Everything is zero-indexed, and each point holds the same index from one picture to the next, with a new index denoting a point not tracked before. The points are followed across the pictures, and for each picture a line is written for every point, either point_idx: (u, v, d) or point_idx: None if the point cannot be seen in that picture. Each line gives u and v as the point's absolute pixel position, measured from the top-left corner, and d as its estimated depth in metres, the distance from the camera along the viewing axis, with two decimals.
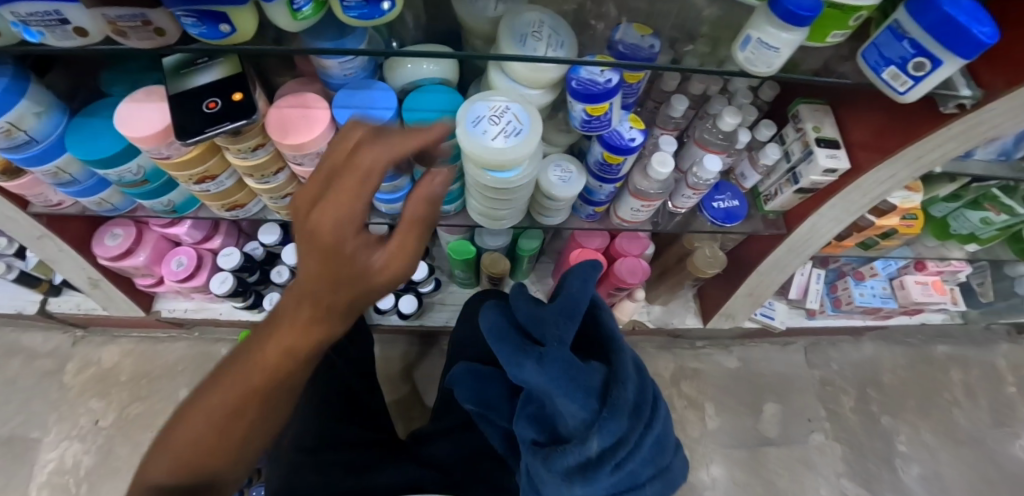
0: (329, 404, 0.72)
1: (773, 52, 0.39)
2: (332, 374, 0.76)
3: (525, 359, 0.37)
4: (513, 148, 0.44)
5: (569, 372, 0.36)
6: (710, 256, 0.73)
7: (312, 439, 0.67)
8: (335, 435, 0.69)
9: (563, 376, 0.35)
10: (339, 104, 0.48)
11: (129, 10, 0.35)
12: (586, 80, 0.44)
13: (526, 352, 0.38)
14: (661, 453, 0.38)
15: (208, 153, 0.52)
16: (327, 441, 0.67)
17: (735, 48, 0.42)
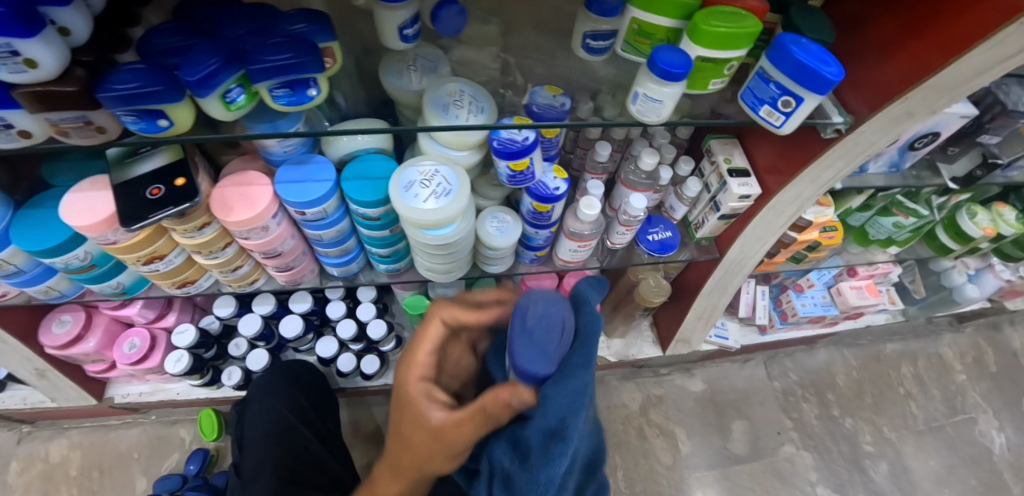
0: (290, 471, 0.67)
1: (659, 104, 0.44)
2: (288, 434, 0.73)
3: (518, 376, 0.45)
4: (445, 207, 0.47)
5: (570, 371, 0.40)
6: (655, 286, 0.78)
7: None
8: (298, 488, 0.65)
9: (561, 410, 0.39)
10: (281, 179, 0.50)
11: (70, 113, 0.37)
12: (506, 140, 0.49)
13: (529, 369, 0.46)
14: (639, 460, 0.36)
15: (156, 235, 0.53)
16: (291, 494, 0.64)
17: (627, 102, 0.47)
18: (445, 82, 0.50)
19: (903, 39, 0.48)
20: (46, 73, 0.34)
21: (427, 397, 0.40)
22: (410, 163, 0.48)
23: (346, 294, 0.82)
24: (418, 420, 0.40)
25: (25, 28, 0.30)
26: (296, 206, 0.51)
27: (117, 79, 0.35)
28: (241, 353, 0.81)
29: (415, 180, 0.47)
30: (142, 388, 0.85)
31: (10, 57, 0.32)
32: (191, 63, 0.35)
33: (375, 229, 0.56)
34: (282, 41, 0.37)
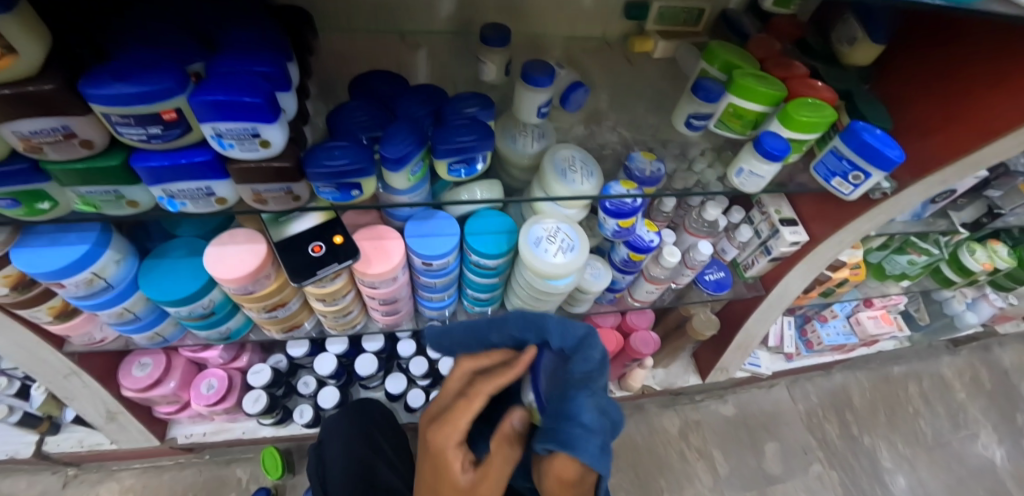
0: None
1: (761, 178, 0.52)
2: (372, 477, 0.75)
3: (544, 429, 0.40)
4: (569, 260, 0.53)
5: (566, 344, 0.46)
6: (706, 319, 0.85)
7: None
8: None
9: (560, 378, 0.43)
10: (412, 234, 0.55)
11: (278, 184, 0.41)
12: (616, 200, 0.56)
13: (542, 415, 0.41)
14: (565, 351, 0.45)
15: (284, 283, 0.56)
16: None
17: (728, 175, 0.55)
18: (559, 149, 0.57)
19: (941, 120, 0.55)
20: (272, 151, 0.39)
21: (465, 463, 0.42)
22: (535, 221, 0.54)
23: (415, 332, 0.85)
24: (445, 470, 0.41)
25: (268, 113, 0.35)
26: (424, 258, 0.56)
27: (329, 158, 0.40)
28: (309, 392, 0.83)
29: (541, 237, 0.54)
30: (205, 429, 0.84)
31: (250, 139, 0.37)
32: (395, 144, 0.41)
33: (485, 276, 0.61)
34: (465, 124, 0.43)
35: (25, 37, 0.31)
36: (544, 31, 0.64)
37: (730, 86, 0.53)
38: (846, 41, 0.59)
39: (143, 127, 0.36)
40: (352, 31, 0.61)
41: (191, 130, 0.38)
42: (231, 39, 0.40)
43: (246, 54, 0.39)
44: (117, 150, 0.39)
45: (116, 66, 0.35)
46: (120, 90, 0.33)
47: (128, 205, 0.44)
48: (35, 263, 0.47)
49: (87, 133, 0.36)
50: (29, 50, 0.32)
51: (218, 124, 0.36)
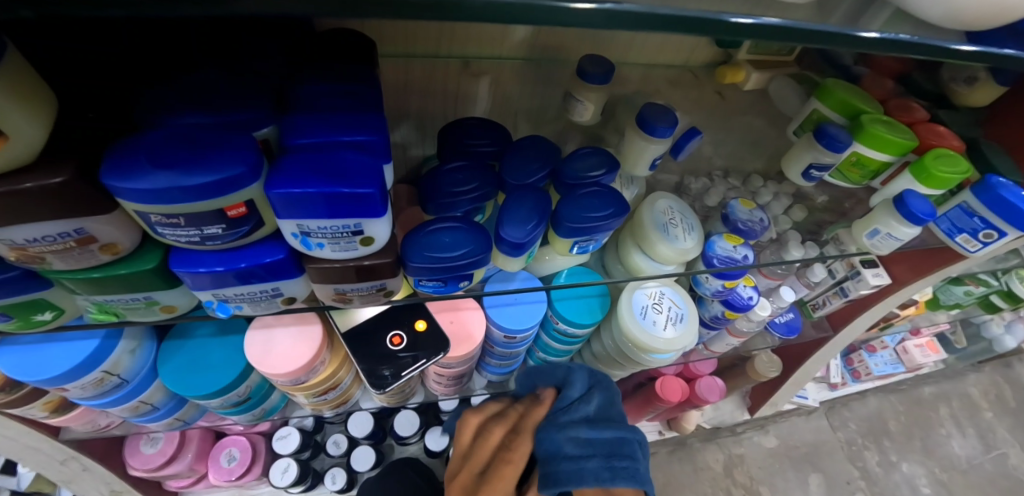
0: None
1: (898, 241, 0.47)
2: None
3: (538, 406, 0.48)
4: (680, 333, 0.47)
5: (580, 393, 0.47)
6: (768, 360, 0.80)
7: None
8: None
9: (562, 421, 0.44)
10: (492, 304, 0.47)
11: (370, 283, 0.32)
12: (724, 257, 0.49)
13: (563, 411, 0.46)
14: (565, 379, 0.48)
15: (339, 364, 0.47)
16: None
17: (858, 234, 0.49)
18: (656, 199, 0.50)
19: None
20: (373, 248, 0.30)
21: None
22: (637, 288, 0.48)
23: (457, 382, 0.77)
24: None
25: (378, 206, 0.27)
26: (507, 330, 0.48)
27: (437, 246, 0.32)
28: (341, 452, 0.73)
29: (647, 306, 0.48)
30: None
31: (348, 237, 0.28)
32: (517, 226, 0.33)
33: (567, 343, 0.53)
34: (595, 194, 0.36)
35: (17, 111, 0.22)
36: (623, 59, 0.56)
37: (858, 133, 0.47)
38: (962, 80, 0.53)
39: (197, 227, 0.27)
40: (407, 58, 0.51)
41: (263, 224, 0.28)
42: (303, 96, 0.31)
43: (329, 119, 0.30)
44: (150, 248, 0.29)
45: (155, 144, 0.26)
46: (166, 183, 0.24)
47: (162, 310, 0.34)
48: (29, 369, 0.37)
49: (108, 235, 0.27)
50: (19, 128, 0.22)
51: (307, 221, 0.27)
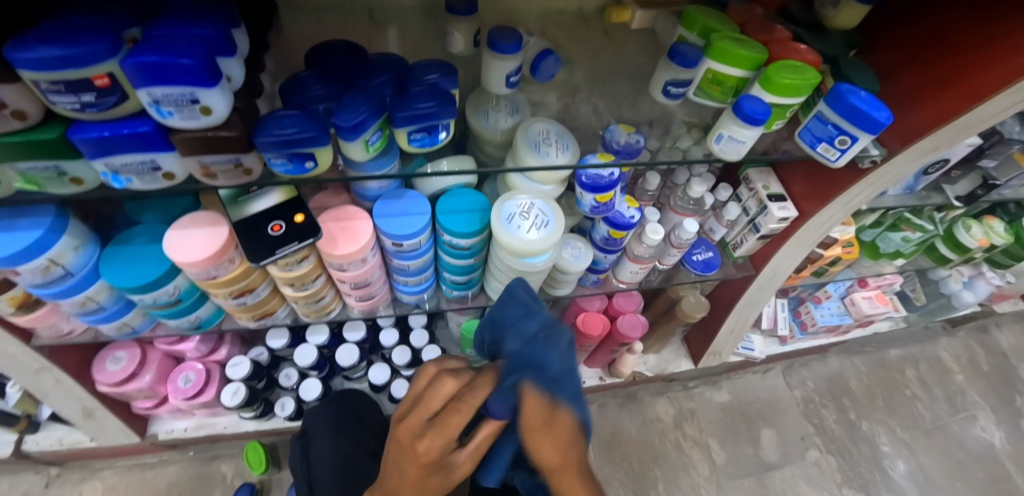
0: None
1: (742, 144, 0.52)
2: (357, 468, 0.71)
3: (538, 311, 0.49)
4: (544, 237, 0.51)
5: (542, 330, 0.45)
6: (696, 302, 0.80)
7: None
8: None
9: (544, 345, 0.43)
10: (380, 214, 0.52)
11: (225, 156, 0.39)
12: (593, 175, 0.54)
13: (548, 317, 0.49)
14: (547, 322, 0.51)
15: (250, 268, 0.53)
16: None
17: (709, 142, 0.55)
18: (533, 122, 0.54)
19: (937, 88, 0.52)
20: (216, 119, 0.37)
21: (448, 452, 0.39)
22: (508, 197, 0.52)
23: (397, 320, 0.77)
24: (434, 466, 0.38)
25: (205, 77, 0.33)
26: (393, 238, 0.52)
27: (279, 126, 0.38)
28: (292, 383, 0.79)
29: (514, 213, 0.52)
30: (185, 424, 0.81)
31: (189, 105, 0.35)
32: (348, 112, 0.39)
33: (460, 258, 0.57)
34: (424, 92, 0.42)
35: None
36: None
37: (707, 50, 0.50)
38: (830, 4, 0.57)
39: (76, 94, 0.33)
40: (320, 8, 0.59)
41: (129, 98, 0.35)
42: (175, 6, 0.38)
43: (190, 18, 0.36)
44: (57, 122, 0.37)
45: (46, 31, 0.33)
46: (44, 53, 0.30)
47: (72, 182, 0.42)
48: None
49: (17, 103, 0.34)
50: None
51: (153, 91, 0.33)
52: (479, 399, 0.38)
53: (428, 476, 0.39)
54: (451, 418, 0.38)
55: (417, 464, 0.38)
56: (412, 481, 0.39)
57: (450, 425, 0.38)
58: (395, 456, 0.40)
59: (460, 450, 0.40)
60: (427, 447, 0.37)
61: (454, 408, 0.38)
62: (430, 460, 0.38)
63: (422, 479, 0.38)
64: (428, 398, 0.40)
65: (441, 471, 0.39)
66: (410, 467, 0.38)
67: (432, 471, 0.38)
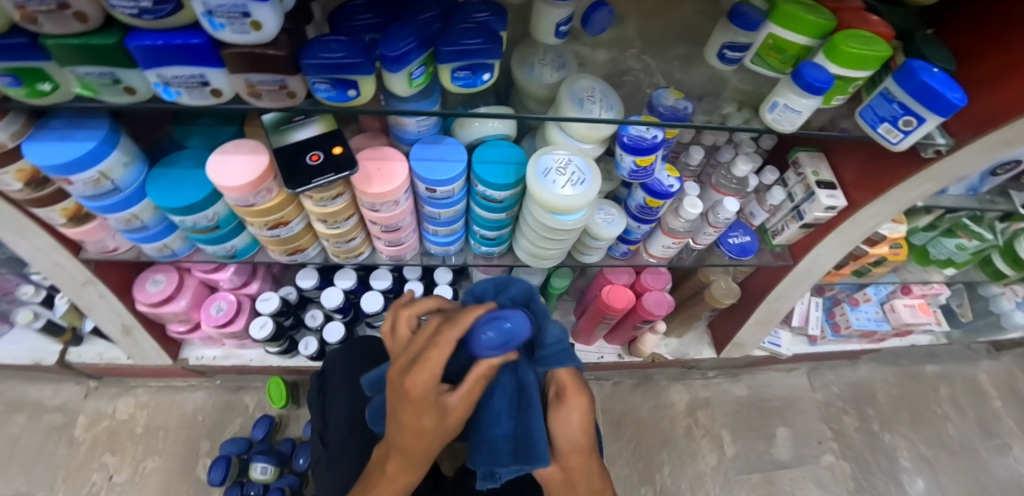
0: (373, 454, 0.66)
1: (796, 114, 0.50)
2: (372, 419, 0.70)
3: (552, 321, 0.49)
4: (579, 194, 0.50)
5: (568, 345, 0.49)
6: (726, 287, 0.77)
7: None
8: None
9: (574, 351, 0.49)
10: (416, 157, 0.52)
11: (271, 76, 0.40)
12: (635, 136, 0.52)
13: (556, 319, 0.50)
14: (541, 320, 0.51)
15: (287, 200, 0.54)
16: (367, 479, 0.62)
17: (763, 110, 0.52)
18: (579, 78, 0.52)
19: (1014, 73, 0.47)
20: (264, 36, 0.36)
21: (440, 392, 0.40)
22: (546, 151, 0.51)
23: (424, 273, 0.78)
24: (429, 402, 0.39)
25: None
26: (427, 183, 0.52)
27: (324, 50, 0.38)
28: (317, 324, 0.80)
29: (551, 168, 0.50)
30: (215, 352, 0.85)
31: (240, 19, 0.34)
32: (394, 41, 0.38)
33: (492, 211, 0.56)
34: (472, 28, 0.40)
35: None
36: None
37: (770, 14, 0.47)
38: None
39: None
40: None
41: (183, 8, 0.35)
42: None
43: None
44: (114, 30, 0.38)
45: None
46: None
47: (125, 92, 0.44)
48: (41, 155, 0.47)
49: (79, 5, 0.35)
50: None
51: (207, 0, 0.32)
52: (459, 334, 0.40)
53: (418, 413, 0.40)
54: (437, 349, 0.39)
55: (412, 398, 0.39)
56: (410, 418, 0.40)
57: (436, 359, 0.39)
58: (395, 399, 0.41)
59: (453, 392, 0.40)
60: (420, 382, 0.39)
61: (439, 340, 0.39)
62: (421, 393, 0.39)
63: (418, 413, 0.40)
64: (420, 336, 0.42)
65: (433, 410, 0.40)
66: (407, 404, 0.40)
67: (423, 407, 0.39)
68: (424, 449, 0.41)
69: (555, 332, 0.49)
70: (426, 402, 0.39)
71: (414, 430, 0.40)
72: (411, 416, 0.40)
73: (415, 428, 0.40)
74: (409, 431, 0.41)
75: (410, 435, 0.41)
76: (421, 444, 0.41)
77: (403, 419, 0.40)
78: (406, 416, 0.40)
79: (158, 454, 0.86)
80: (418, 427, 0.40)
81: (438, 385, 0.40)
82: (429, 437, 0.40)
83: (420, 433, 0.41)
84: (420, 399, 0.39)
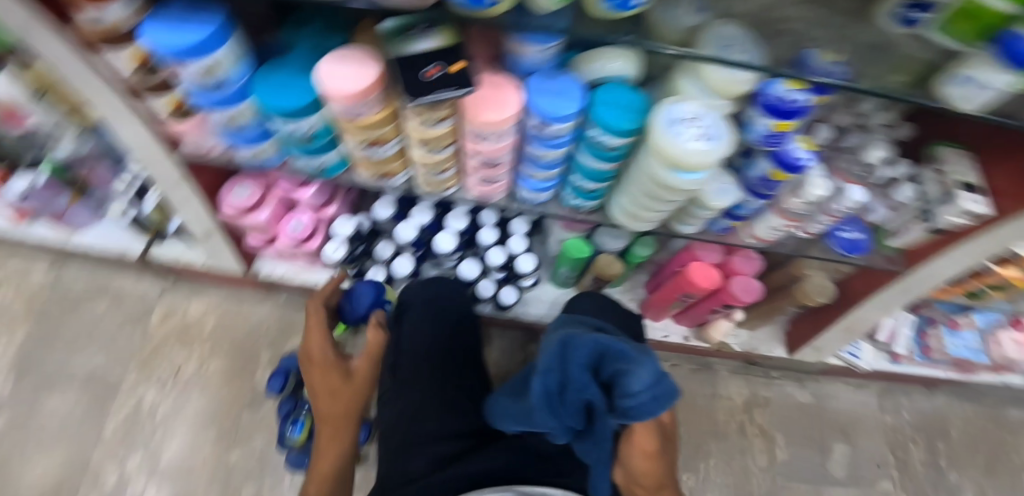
0: (453, 401, 0.67)
1: (986, 90, 0.42)
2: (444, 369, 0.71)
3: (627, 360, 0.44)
4: (711, 152, 0.44)
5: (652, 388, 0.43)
6: (821, 284, 0.72)
7: (400, 478, 0.57)
8: (441, 427, 0.63)
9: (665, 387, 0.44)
10: (532, 88, 0.48)
11: None
12: (777, 97, 0.46)
13: (632, 359, 0.44)
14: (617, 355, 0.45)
15: (388, 119, 0.51)
16: (434, 434, 0.62)
17: (943, 81, 0.45)
18: (721, 25, 0.46)
19: None
20: None
21: (337, 355, 0.70)
22: (676, 101, 0.46)
23: (500, 220, 0.78)
24: (337, 369, 0.68)
25: None
26: (540, 119, 0.48)
27: None
28: (387, 257, 0.79)
29: (680, 118, 0.45)
30: (286, 268, 0.87)
31: None
32: None
33: (600, 160, 0.52)
34: None
35: None
36: None
37: None
38: None
39: None
40: None
41: None
42: None
43: None
44: None
45: None
46: None
47: None
48: (154, 36, 0.43)
49: None
50: None
51: None
52: (321, 311, 0.73)
53: (325, 372, 0.68)
54: (318, 320, 0.72)
55: (318, 358, 0.69)
56: (320, 374, 0.68)
57: (319, 330, 0.71)
58: (309, 367, 0.69)
59: (354, 359, 0.70)
60: (315, 345, 0.70)
61: (313, 314, 0.73)
62: (320, 351, 0.69)
63: (329, 370, 0.68)
64: (315, 314, 0.73)
65: (337, 367, 0.69)
66: (316, 365, 0.69)
67: (327, 363, 0.69)
68: (343, 398, 0.67)
69: (632, 381, 0.43)
70: (325, 359, 0.69)
71: (329, 388, 0.67)
72: (322, 373, 0.68)
73: (331, 381, 0.67)
74: (329, 383, 0.67)
75: (333, 395, 0.67)
76: (342, 397, 0.67)
77: (321, 376, 0.68)
78: (320, 376, 0.68)
79: (222, 356, 0.90)
80: (331, 391, 0.67)
81: (330, 350, 0.70)
82: (336, 387, 0.67)
83: (346, 388, 0.67)
84: (324, 358, 0.69)
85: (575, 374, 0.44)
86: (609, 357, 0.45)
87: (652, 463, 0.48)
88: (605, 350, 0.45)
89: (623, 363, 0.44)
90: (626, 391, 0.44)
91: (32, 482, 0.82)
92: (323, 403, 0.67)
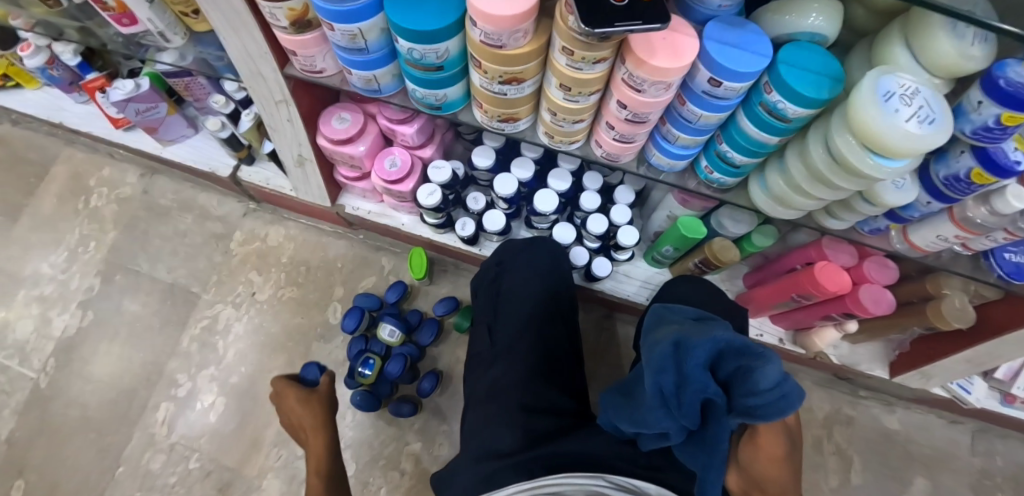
0: (550, 369, 0.65)
1: None
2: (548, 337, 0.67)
3: (748, 357, 0.34)
4: (927, 136, 0.37)
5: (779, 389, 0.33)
6: (960, 308, 0.62)
7: (491, 451, 0.55)
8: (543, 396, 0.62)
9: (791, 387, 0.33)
10: (711, 36, 0.40)
11: None
12: (1014, 81, 0.35)
13: (753, 356, 0.34)
14: (736, 350, 0.35)
15: (534, 54, 0.46)
16: (540, 400, 0.61)
17: None
18: None
19: None
20: None
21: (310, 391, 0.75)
22: (887, 72, 0.38)
23: (604, 186, 0.72)
24: (311, 397, 0.73)
25: None
26: (715, 74, 0.41)
27: None
28: (478, 209, 0.75)
29: (893, 92, 0.37)
30: (371, 207, 0.85)
31: None
32: None
33: (768, 130, 0.46)
34: None
35: None
36: None
37: None
38: None
39: None
40: None
41: None
42: None
43: None
44: None
45: None
46: None
47: None
48: None
49: None
50: None
51: None
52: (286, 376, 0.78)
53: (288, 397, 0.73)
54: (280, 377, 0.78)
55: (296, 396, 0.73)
56: (301, 406, 0.71)
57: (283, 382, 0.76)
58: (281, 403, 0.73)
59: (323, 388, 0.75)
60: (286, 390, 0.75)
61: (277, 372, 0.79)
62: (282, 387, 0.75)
63: (300, 396, 0.73)
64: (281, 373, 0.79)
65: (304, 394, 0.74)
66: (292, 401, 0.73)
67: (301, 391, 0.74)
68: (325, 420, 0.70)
69: (756, 377, 0.33)
70: (289, 388, 0.75)
71: (307, 415, 0.71)
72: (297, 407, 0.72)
73: (306, 406, 0.72)
74: (308, 412, 0.71)
75: (314, 418, 0.70)
76: (320, 419, 0.71)
77: (294, 406, 0.72)
78: (293, 406, 0.73)
79: (297, 286, 0.91)
80: (305, 415, 0.71)
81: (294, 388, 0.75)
82: (314, 407, 0.72)
83: (315, 412, 0.72)
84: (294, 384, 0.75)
85: (689, 372, 0.35)
86: (729, 354, 0.35)
87: (783, 471, 0.38)
88: (721, 347, 0.35)
89: (747, 358, 0.34)
90: (747, 389, 0.34)
91: (114, 376, 0.86)
92: (305, 423, 0.71)
